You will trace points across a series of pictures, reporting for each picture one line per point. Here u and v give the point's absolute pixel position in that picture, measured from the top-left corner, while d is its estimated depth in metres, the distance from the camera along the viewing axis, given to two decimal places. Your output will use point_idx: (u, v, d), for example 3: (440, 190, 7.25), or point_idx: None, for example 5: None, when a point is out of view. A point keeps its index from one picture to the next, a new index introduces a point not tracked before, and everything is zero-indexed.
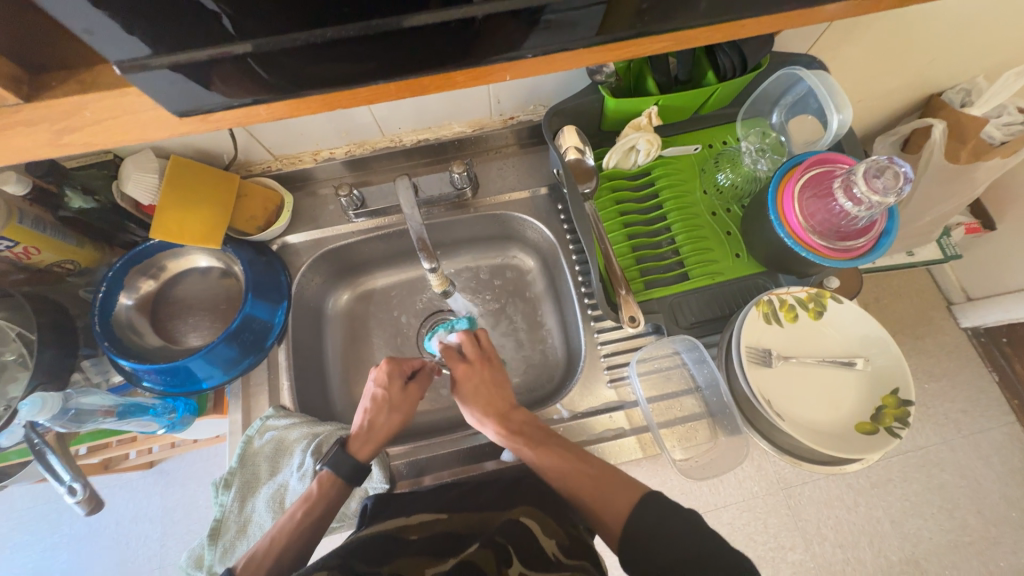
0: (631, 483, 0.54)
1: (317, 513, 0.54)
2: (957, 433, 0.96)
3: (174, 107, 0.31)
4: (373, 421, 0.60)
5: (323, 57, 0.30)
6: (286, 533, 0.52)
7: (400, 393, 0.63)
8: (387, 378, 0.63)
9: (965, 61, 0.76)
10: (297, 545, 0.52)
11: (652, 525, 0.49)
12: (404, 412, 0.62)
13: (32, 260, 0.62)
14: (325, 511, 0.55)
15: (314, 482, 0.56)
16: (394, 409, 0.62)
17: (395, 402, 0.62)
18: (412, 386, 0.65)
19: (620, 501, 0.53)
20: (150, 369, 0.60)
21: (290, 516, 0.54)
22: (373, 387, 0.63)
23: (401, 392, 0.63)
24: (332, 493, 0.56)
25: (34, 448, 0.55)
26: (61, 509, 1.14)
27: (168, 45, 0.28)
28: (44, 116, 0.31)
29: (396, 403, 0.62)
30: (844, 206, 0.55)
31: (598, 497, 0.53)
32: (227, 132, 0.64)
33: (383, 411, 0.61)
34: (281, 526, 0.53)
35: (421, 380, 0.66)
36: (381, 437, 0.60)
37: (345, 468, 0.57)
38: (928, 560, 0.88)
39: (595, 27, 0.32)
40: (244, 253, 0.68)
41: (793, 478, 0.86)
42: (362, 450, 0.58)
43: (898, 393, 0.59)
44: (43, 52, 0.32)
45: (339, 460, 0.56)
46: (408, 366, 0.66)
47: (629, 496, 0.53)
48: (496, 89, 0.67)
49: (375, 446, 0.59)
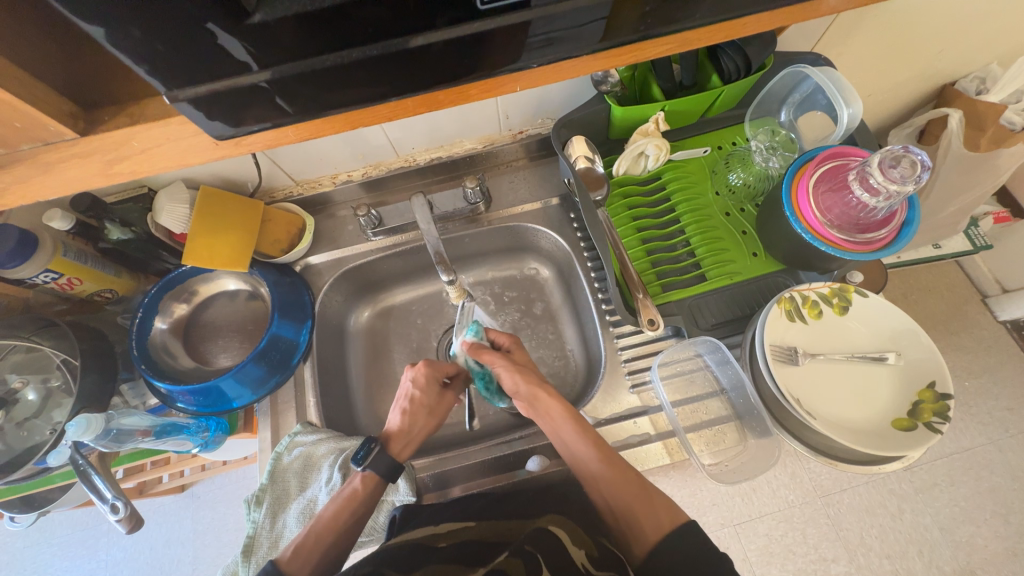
0: (673, 506, 0.50)
1: (359, 505, 0.56)
2: (1004, 432, 0.91)
3: (211, 132, 0.34)
4: (411, 424, 0.63)
5: (344, 82, 0.32)
6: (332, 530, 0.54)
7: (437, 399, 0.65)
8: (425, 384, 0.65)
9: (976, 50, 0.76)
10: (343, 541, 0.54)
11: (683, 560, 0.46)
12: (438, 417, 0.65)
13: (75, 290, 0.66)
14: (366, 503, 0.57)
15: (359, 481, 0.57)
16: (431, 415, 0.65)
17: (432, 406, 0.65)
18: (449, 393, 0.68)
19: (661, 516, 0.50)
20: (184, 391, 0.63)
21: (333, 514, 0.55)
22: (412, 391, 0.64)
23: (440, 399, 0.66)
24: (373, 493, 0.57)
25: (79, 468, 0.58)
26: (100, 534, 1.17)
27: (203, 77, 0.30)
28: (96, 148, 0.34)
29: (435, 409, 0.65)
30: (860, 197, 0.54)
31: (639, 502, 0.51)
32: (252, 160, 0.68)
33: (422, 415, 0.64)
34: (321, 521, 0.54)
35: (456, 387, 0.69)
36: (418, 439, 0.63)
37: (383, 466, 0.58)
38: (985, 570, 0.83)
39: (599, 39, 0.34)
40: (269, 275, 0.71)
41: (830, 485, 0.83)
42: (401, 450, 0.61)
43: (935, 386, 0.56)
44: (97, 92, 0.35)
45: (379, 458, 0.58)
46: (444, 373, 0.67)
47: (672, 514, 0.50)
48: (505, 105, 0.69)
49: (413, 449, 0.62)
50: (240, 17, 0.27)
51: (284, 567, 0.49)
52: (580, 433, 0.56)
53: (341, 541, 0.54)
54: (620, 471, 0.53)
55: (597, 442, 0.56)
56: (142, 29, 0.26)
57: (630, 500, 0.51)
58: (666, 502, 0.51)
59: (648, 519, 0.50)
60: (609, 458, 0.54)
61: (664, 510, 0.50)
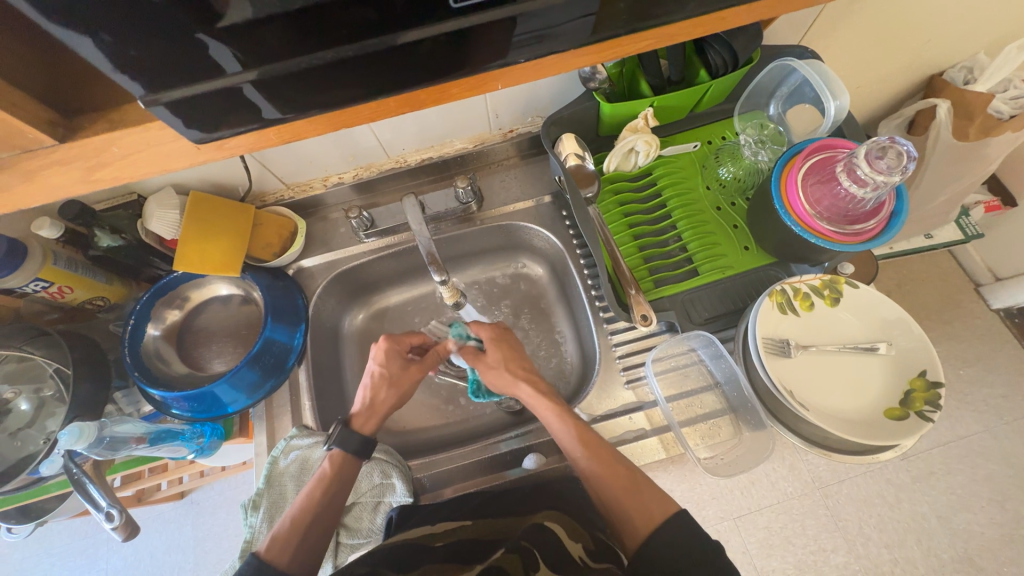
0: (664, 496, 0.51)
1: (335, 484, 0.56)
2: (999, 419, 0.92)
3: (192, 136, 0.34)
4: (373, 396, 0.62)
5: (327, 82, 0.32)
6: (307, 512, 0.54)
7: (399, 368, 0.64)
8: (387, 356, 0.64)
9: (962, 40, 0.76)
10: (321, 525, 0.54)
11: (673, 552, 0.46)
12: (402, 390, 0.63)
13: (67, 299, 0.65)
14: (341, 482, 0.57)
15: (326, 461, 0.57)
16: (394, 388, 0.63)
17: (395, 378, 0.63)
18: (414, 366, 0.65)
19: (652, 509, 0.50)
20: (178, 397, 0.62)
21: (308, 496, 0.55)
22: (374, 364, 0.64)
23: (402, 372, 0.64)
24: (345, 472, 0.57)
25: (73, 477, 0.57)
26: (99, 542, 1.17)
27: (182, 81, 0.30)
28: (78, 155, 0.34)
29: (396, 380, 0.63)
30: (848, 188, 0.54)
31: (628, 497, 0.51)
32: (241, 163, 0.68)
33: (383, 386, 0.62)
34: (300, 506, 0.54)
35: (426, 361, 0.66)
36: (381, 413, 0.62)
37: (353, 444, 0.58)
38: (983, 557, 0.84)
39: (584, 35, 0.34)
40: (262, 279, 0.71)
41: (829, 477, 0.84)
42: (366, 424, 0.60)
43: (926, 375, 0.57)
44: (82, 99, 0.35)
45: (346, 435, 0.58)
46: (405, 346, 0.67)
47: (664, 506, 0.50)
48: (494, 103, 0.69)
49: (377, 422, 0.61)
50: (212, 19, 0.27)
51: (263, 555, 0.49)
52: (569, 426, 0.57)
53: (319, 523, 0.54)
54: (607, 462, 0.54)
55: (585, 434, 0.56)
56: (113, 34, 0.26)
57: (619, 490, 0.52)
58: (656, 494, 0.51)
59: (636, 512, 0.50)
60: (597, 450, 0.55)
61: (657, 498, 0.51)
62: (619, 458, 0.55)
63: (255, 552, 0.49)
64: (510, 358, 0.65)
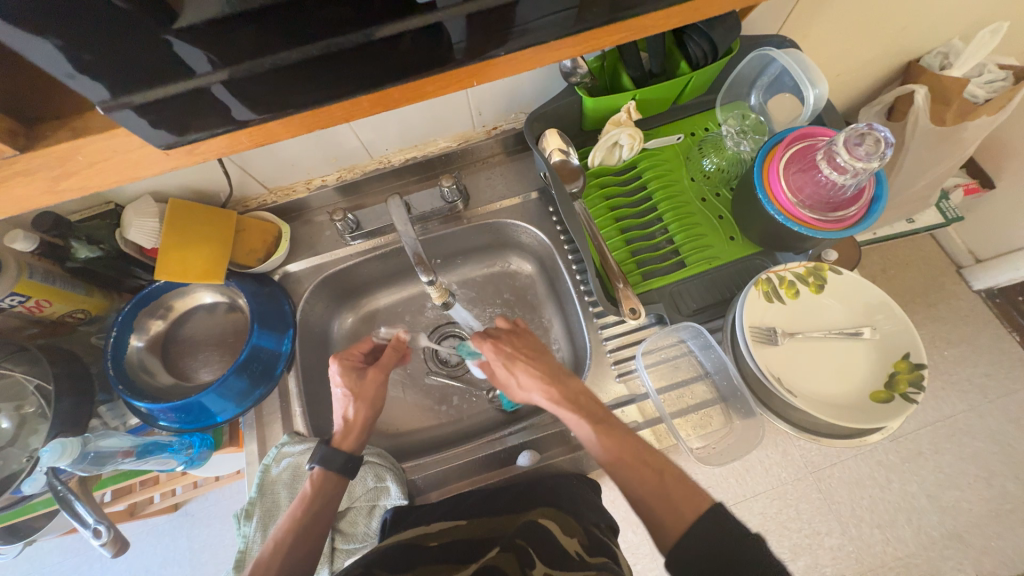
0: (699, 491, 0.48)
1: (319, 502, 0.56)
2: (983, 398, 0.94)
3: (161, 142, 0.33)
4: (347, 415, 0.61)
5: (295, 82, 0.32)
6: (291, 532, 0.54)
7: (359, 382, 0.63)
8: (344, 374, 0.63)
9: (936, 27, 0.77)
10: (307, 543, 0.54)
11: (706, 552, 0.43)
12: (373, 399, 0.62)
13: (45, 313, 0.64)
14: (326, 499, 0.56)
15: (308, 482, 0.57)
16: (363, 401, 0.62)
17: (359, 392, 0.62)
18: (372, 371, 0.64)
19: (681, 511, 0.47)
20: (165, 408, 0.61)
21: (291, 517, 0.55)
22: (337, 385, 0.62)
23: (364, 382, 0.63)
24: (328, 488, 0.57)
25: (58, 495, 0.56)
26: (92, 559, 1.15)
27: (144, 83, 0.29)
28: (41, 164, 0.33)
29: (361, 394, 0.62)
30: (829, 175, 0.55)
31: (655, 495, 0.49)
32: (220, 169, 0.66)
33: (348, 404, 0.62)
34: (285, 527, 0.54)
35: (380, 362, 0.65)
36: (361, 427, 0.61)
37: (337, 463, 0.57)
38: (971, 533, 0.85)
39: (560, 29, 0.34)
40: (247, 287, 0.70)
41: (821, 461, 0.85)
42: (345, 443, 0.59)
43: (910, 357, 0.58)
44: (54, 110, 0.35)
45: (329, 454, 0.57)
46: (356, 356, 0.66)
47: (694, 505, 0.47)
48: (476, 101, 0.69)
49: (358, 438, 0.60)
50: (173, 18, 0.27)
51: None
52: (595, 431, 0.54)
53: (304, 542, 0.54)
54: (639, 461, 0.52)
55: (612, 437, 0.54)
56: (64, 38, 0.25)
57: (646, 478, 0.50)
58: (686, 493, 0.48)
59: (666, 509, 0.47)
60: (628, 449, 0.53)
61: (684, 498, 0.48)
62: (652, 452, 0.53)
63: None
64: (524, 365, 0.61)
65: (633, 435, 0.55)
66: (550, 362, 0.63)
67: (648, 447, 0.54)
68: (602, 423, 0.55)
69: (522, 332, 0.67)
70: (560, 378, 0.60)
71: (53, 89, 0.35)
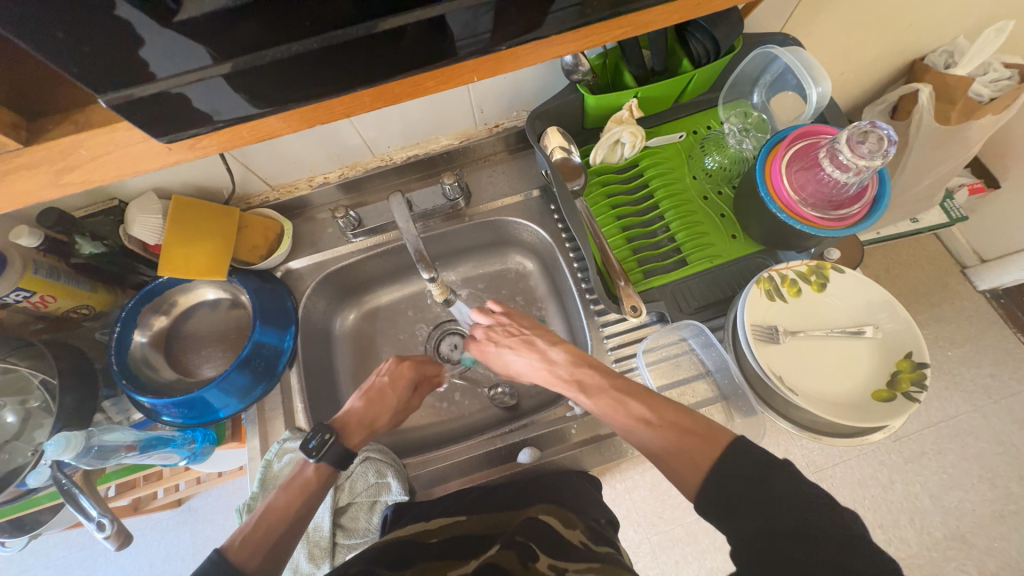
0: (717, 430, 0.47)
1: (310, 492, 0.56)
2: (987, 398, 0.93)
3: (163, 136, 0.33)
4: (374, 419, 0.63)
5: (296, 76, 0.32)
6: (279, 516, 0.53)
7: (404, 398, 0.66)
8: (394, 380, 0.66)
9: (941, 24, 0.77)
10: (292, 529, 0.53)
11: (735, 488, 0.42)
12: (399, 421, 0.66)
13: (49, 308, 0.64)
14: (317, 490, 0.56)
15: (310, 470, 0.57)
16: (392, 414, 0.65)
17: (397, 406, 0.65)
18: (415, 396, 0.68)
19: (697, 458, 0.45)
20: (168, 403, 0.62)
21: (283, 504, 0.54)
22: (380, 387, 0.64)
23: (406, 401, 0.66)
24: (321, 480, 0.57)
25: (63, 488, 0.57)
26: (96, 553, 1.16)
27: (145, 77, 0.29)
28: (44, 158, 0.34)
29: (397, 409, 0.65)
30: (832, 174, 0.55)
31: (667, 449, 0.47)
32: (223, 166, 0.67)
33: (387, 412, 0.64)
34: (272, 510, 0.53)
35: (423, 390, 0.69)
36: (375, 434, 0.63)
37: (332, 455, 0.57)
38: (975, 534, 0.85)
39: (561, 24, 0.34)
40: (249, 283, 0.70)
41: (823, 460, 0.85)
42: (351, 438, 0.60)
43: (912, 356, 0.58)
44: (66, 106, 0.35)
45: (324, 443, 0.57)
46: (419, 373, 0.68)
47: (710, 448, 0.45)
48: (478, 98, 0.69)
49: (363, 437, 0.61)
50: (172, 12, 0.26)
51: (229, 555, 0.49)
52: (593, 402, 0.54)
53: (290, 529, 0.53)
54: (642, 423, 0.50)
55: (609, 403, 0.53)
56: (66, 31, 0.25)
57: (659, 435, 0.49)
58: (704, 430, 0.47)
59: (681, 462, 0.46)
60: (626, 410, 0.52)
61: (699, 446, 0.46)
62: (655, 398, 0.52)
63: (220, 550, 0.49)
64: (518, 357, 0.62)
65: (629, 391, 0.53)
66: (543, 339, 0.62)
67: (648, 394, 0.52)
68: (591, 389, 0.55)
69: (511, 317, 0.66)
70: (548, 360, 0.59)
71: (64, 87, 0.36)
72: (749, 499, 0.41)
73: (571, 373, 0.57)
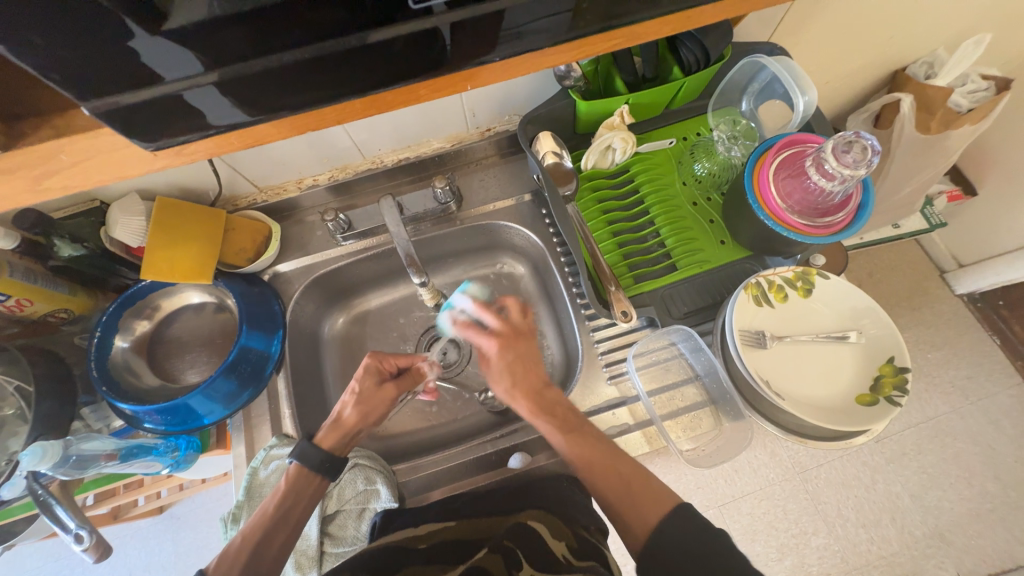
0: (663, 490, 0.50)
1: (290, 501, 0.54)
2: (964, 400, 0.96)
3: (150, 144, 0.33)
4: (341, 412, 0.60)
5: (288, 83, 0.32)
6: (260, 528, 0.52)
7: (371, 389, 0.62)
8: (366, 373, 0.62)
9: (923, 36, 0.79)
10: (276, 539, 0.52)
11: (679, 540, 0.45)
12: (377, 412, 0.61)
13: (26, 312, 0.62)
14: (299, 499, 0.55)
15: (284, 476, 0.56)
16: (362, 405, 0.61)
17: (365, 395, 0.61)
18: (389, 387, 0.63)
19: (645, 515, 0.48)
20: (150, 411, 0.60)
21: (262, 512, 0.53)
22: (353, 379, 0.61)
23: (375, 390, 0.62)
24: (304, 487, 0.56)
25: (40, 499, 0.56)
26: (73, 564, 1.13)
27: (133, 84, 0.29)
28: (22, 164, 0.33)
29: (366, 400, 0.61)
30: (818, 182, 0.56)
31: (619, 499, 0.50)
32: (210, 168, 0.66)
33: (352, 404, 0.60)
34: (254, 522, 0.53)
35: (402, 381, 0.64)
36: (351, 431, 0.60)
37: (317, 461, 0.56)
38: (953, 532, 0.87)
39: (554, 35, 0.34)
40: (236, 286, 0.69)
41: (808, 461, 0.86)
42: (327, 440, 0.58)
43: (894, 361, 0.59)
44: (50, 111, 0.35)
45: (308, 451, 0.57)
46: (389, 365, 0.64)
47: (655, 501, 0.49)
48: (470, 101, 0.69)
49: (343, 438, 0.59)
50: (155, 19, 0.26)
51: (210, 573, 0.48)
52: (566, 441, 0.54)
53: (272, 541, 0.52)
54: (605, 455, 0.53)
55: (580, 454, 0.53)
56: (45, 38, 0.24)
57: (614, 489, 0.51)
58: (649, 491, 0.50)
59: (637, 521, 0.48)
60: (591, 469, 0.52)
61: (648, 498, 0.49)
62: (619, 454, 0.54)
63: (202, 570, 0.48)
64: (510, 375, 0.58)
65: (603, 449, 0.54)
66: (542, 373, 0.59)
67: (617, 452, 0.54)
68: (574, 432, 0.54)
69: (523, 332, 0.61)
70: (545, 388, 0.58)
71: (48, 89, 0.35)
72: (688, 554, 0.44)
73: (555, 410, 0.56)
